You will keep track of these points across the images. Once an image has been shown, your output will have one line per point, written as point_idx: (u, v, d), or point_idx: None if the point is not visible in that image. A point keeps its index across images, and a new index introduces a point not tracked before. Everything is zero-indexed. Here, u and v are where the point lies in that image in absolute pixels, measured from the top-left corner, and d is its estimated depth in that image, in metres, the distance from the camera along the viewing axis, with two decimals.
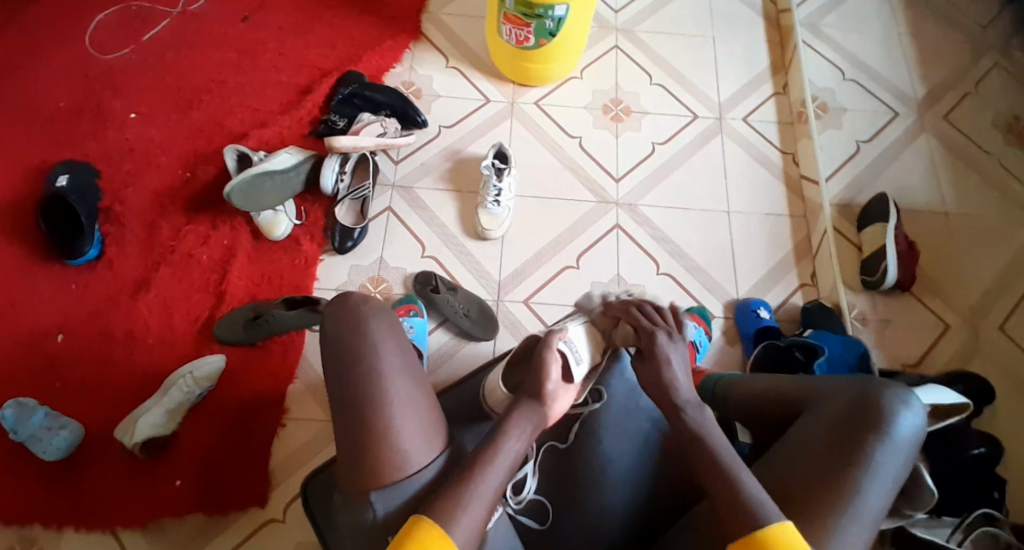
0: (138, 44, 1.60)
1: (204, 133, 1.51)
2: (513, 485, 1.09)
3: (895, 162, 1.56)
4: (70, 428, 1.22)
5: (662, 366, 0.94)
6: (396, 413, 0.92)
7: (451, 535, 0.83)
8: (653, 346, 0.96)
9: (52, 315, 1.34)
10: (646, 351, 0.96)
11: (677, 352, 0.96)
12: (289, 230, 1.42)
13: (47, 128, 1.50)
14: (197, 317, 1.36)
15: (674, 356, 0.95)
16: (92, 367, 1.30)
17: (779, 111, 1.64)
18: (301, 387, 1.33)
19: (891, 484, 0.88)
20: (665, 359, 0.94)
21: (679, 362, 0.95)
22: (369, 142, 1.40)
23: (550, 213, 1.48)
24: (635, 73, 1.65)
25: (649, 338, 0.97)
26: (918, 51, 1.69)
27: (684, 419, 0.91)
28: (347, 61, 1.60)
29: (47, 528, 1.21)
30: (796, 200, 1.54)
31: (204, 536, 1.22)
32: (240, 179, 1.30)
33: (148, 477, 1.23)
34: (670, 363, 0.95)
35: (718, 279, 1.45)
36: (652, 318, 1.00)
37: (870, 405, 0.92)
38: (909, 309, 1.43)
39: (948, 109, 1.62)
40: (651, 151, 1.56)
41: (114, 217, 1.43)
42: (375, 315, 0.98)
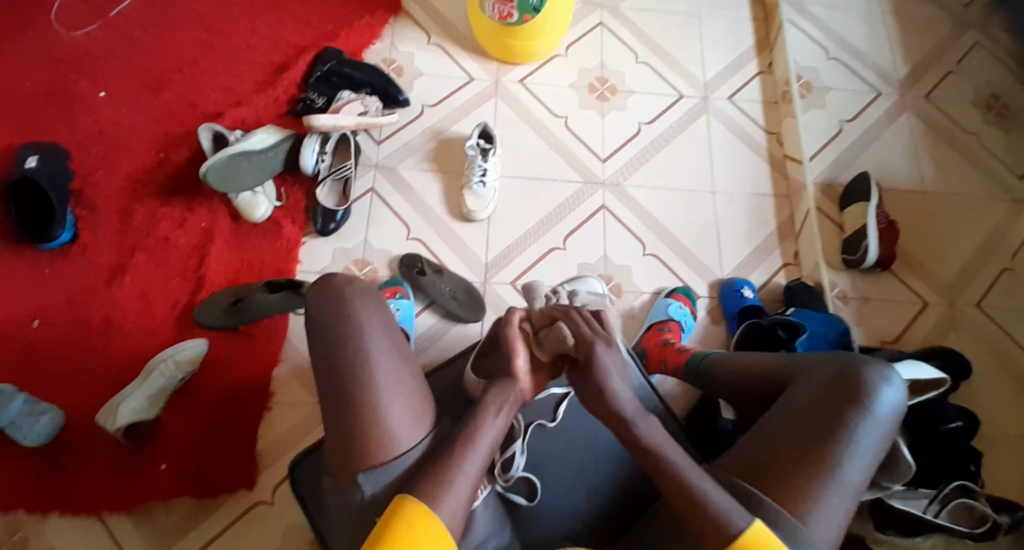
0: (106, 21, 1.55)
1: (177, 113, 1.47)
2: (502, 463, 1.07)
3: (876, 141, 1.57)
4: (50, 415, 1.19)
5: (600, 376, 0.93)
6: (384, 394, 0.91)
7: (434, 511, 0.83)
8: (592, 358, 0.94)
9: (25, 302, 1.31)
10: (584, 361, 0.95)
11: (615, 361, 0.95)
12: (268, 212, 1.39)
13: (12, 108, 1.45)
14: (175, 303, 1.33)
15: (610, 364, 0.94)
16: (69, 354, 1.28)
17: (764, 91, 1.63)
18: (286, 372, 1.32)
19: (872, 457, 0.90)
20: (604, 372, 0.93)
21: (617, 372, 0.94)
22: (349, 120, 1.38)
23: (534, 194, 1.47)
24: (620, 51, 1.64)
25: (587, 349, 0.95)
26: (900, 30, 1.70)
27: None
28: (324, 38, 1.56)
29: (31, 515, 1.19)
30: (780, 180, 1.54)
31: (192, 522, 1.21)
32: (217, 159, 1.28)
33: (133, 463, 1.22)
34: (609, 372, 0.94)
35: (703, 258, 1.46)
36: (589, 326, 0.98)
37: (851, 379, 0.93)
38: (890, 287, 1.45)
39: (930, 88, 1.63)
40: (637, 132, 1.55)
41: (87, 201, 1.39)
42: (359, 296, 0.97)
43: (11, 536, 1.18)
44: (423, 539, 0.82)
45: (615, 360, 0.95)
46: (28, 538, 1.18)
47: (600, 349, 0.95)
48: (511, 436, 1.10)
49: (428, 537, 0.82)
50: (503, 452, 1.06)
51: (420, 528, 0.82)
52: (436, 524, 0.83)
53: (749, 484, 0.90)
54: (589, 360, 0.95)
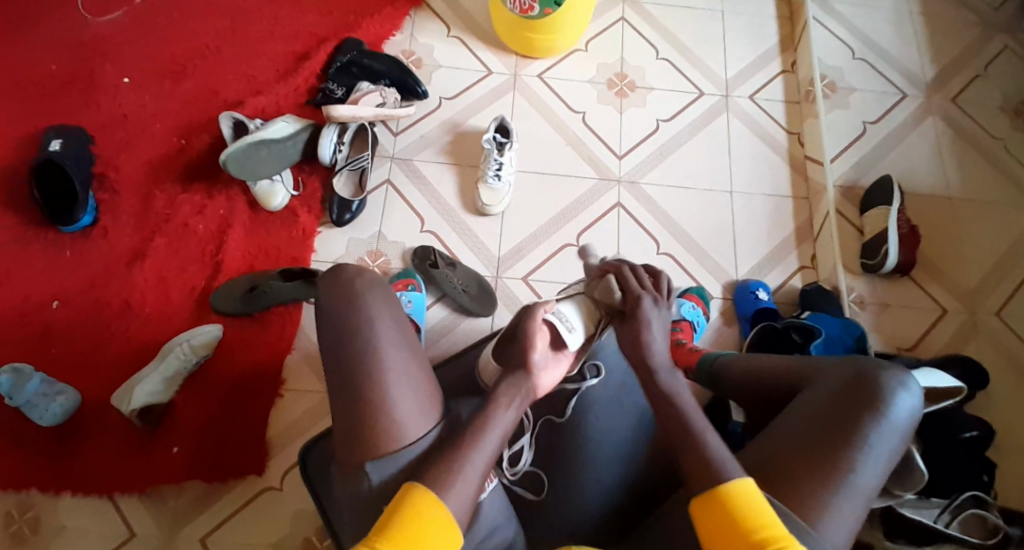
0: (131, 7, 1.57)
1: (198, 100, 1.49)
2: (509, 458, 1.11)
3: (901, 144, 1.54)
4: (66, 395, 1.22)
5: (641, 327, 0.95)
6: (391, 387, 0.92)
7: (443, 500, 0.84)
8: (635, 309, 0.96)
9: (47, 281, 1.34)
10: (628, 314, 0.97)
11: (657, 315, 0.96)
12: (285, 201, 1.41)
13: (39, 92, 1.48)
14: (193, 287, 1.35)
15: (654, 319, 0.95)
16: (88, 335, 1.30)
17: (787, 90, 1.61)
18: (299, 358, 1.34)
19: (886, 463, 0.89)
20: (646, 323, 0.95)
21: (658, 326, 0.95)
22: (368, 111, 1.38)
23: (550, 189, 1.47)
24: (641, 46, 1.62)
25: (634, 302, 0.97)
26: (928, 31, 1.66)
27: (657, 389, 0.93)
28: (345, 27, 1.56)
29: (45, 493, 1.22)
30: (800, 181, 1.53)
31: (202, 504, 1.23)
32: (237, 147, 1.30)
33: (146, 445, 1.24)
34: (650, 327, 0.95)
35: (718, 259, 1.45)
36: (639, 283, 0.99)
37: (867, 384, 0.92)
38: (908, 293, 1.42)
39: (958, 91, 1.60)
40: (656, 128, 1.54)
41: (108, 185, 1.41)
42: (369, 288, 0.98)
43: (24, 513, 1.21)
44: (429, 525, 0.83)
45: (659, 316, 0.96)
46: (40, 518, 1.21)
47: (646, 303, 0.96)
48: (521, 430, 1.12)
49: (433, 523, 0.83)
50: (512, 444, 1.10)
51: (423, 513, 0.83)
52: (446, 515, 0.84)
53: (758, 485, 0.89)
54: (632, 309, 0.97)
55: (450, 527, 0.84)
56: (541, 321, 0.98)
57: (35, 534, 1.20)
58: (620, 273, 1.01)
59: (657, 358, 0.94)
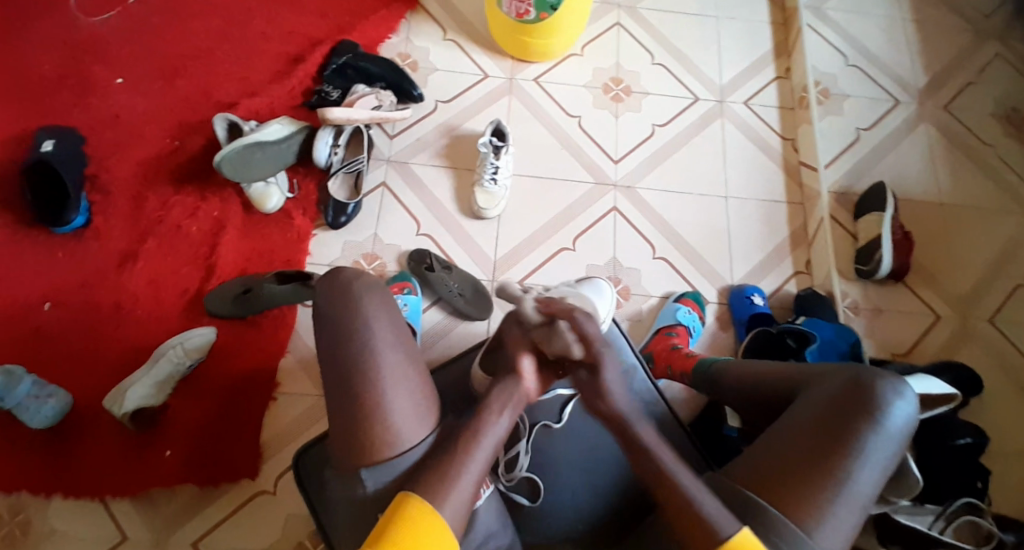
0: (125, 8, 1.56)
1: (192, 101, 1.48)
2: (505, 462, 1.08)
3: (894, 151, 1.55)
4: (58, 397, 1.20)
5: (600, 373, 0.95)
6: (388, 390, 0.91)
7: (438, 511, 0.84)
8: (597, 364, 0.94)
9: (38, 282, 1.32)
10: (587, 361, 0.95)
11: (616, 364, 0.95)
12: (280, 203, 1.40)
13: (31, 92, 1.46)
14: (185, 290, 1.34)
15: (611, 362, 0.95)
16: (79, 337, 1.29)
17: (781, 96, 1.62)
18: (293, 361, 1.32)
19: (882, 470, 0.89)
20: (605, 369, 0.95)
21: (615, 368, 0.95)
22: (363, 114, 1.39)
23: (545, 193, 1.47)
24: (636, 51, 1.63)
25: (594, 352, 0.94)
26: (920, 38, 1.67)
27: None
28: (341, 30, 1.56)
29: (36, 495, 1.20)
30: (794, 187, 1.53)
31: (194, 509, 1.22)
32: (231, 148, 1.28)
33: (138, 447, 1.23)
34: (609, 370, 0.95)
35: (713, 264, 1.45)
36: (591, 326, 0.95)
37: (864, 389, 0.92)
38: (901, 299, 1.43)
39: (950, 99, 1.61)
40: (651, 133, 1.54)
41: (100, 186, 1.40)
42: (367, 291, 0.97)
43: (15, 515, 1.19)
44: (426, 535, 0.82)
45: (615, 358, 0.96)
46: (31, 520, 1.19)
47: (603, 349, 0.95)
48: (515, 436, 1.11)
49: (431, 531, 0.82)
50: (507, 451, 1.07)
51: (421, 523, 0.83)
52: (440, 521, 0.83)
53: (755, 490, 0.89)
54: (594, 362, 0.95)
55: (447, 531, 0.83)
56: (530, 320, 0.98)
57: (26, 535, 1.18)
58: (573, 320, 0.95)
59: (618, 400, 0.94)
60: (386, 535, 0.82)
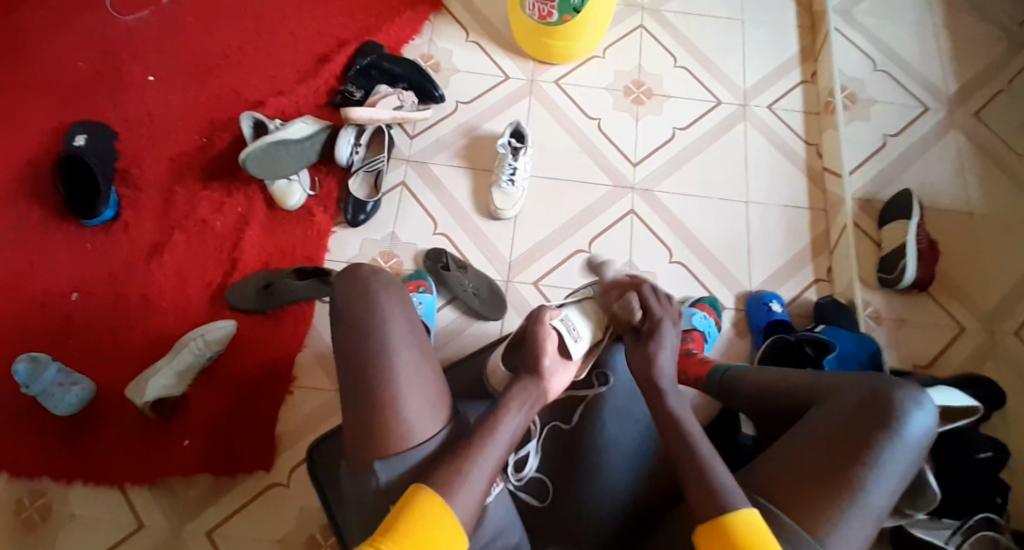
0: (158, 6, 1.60)
1: (220, 99, 1.51)
2: (515, 462, 1.10)
3: (921, 158, 1.52)
4: (81, 385, 1.24)
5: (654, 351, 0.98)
6: (402, 388, 0.91)
7: (450, 503, 0.84)
8: (654, 331, 1.00)
9: (69, 273, 1.37)
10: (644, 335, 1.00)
11: (673, 339, 1.00)
12: (302, 200, 1.42)
13: (67, 88, 1.51)
14: (209, 283, 1.37)
15: (670, 337, 1.00)
16: (106, 327, 1.33)
17: (806, 101, 1.60)
18: (310, 356, 1.35)
19: (897, 483, 0.87)
20: (661, 345, 0.99)
21: (671, 346, 0.99)
22: (385, 114, 1.40)
23: (564, 194, 1.47)
24: (659, 55, 1.62)
25: (653, 322, 1.01)
26: (952, 44, 1.64)
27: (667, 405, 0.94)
28: (366, 31, 1.58)
29: (57, 481, 1.24)
30: (817, 194, 1.51)
31: (209, 499, 1.24)
32: (257, 146, 1.31)
33: (156, 437, 1.26)
34: (663, 349, 0.99)
35: (731, 269, 1.44)
36: (659, 304, 1.03)
37: (882, 402, 0.90)
38: (925, 310, 1.40)
39: (981, 106, 1.57)
40: (672, 137, 1.54)
41: (130, 180, 1.44)
42: (384, 288, 0.98)
43: (36, 501, 1.23)
44: (435, 528, 0.82)
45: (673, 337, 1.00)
46: (51, 506, 1.23)
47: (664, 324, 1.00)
48: (527, 436, 1.12)
49: (439, 525, 0.83)
50: (517, 450, 1.09)
51: (427, 517, 0.82)
52: (449, 516, 0.83)
53: (766, 501, 0.88)
54: (651, 330, 1.00)
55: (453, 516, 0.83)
56: (551, 326, 1.02)
57: (45, 520, 1.22)
58: (644, 294, 1.04)
59: (664, 380, 0.97)
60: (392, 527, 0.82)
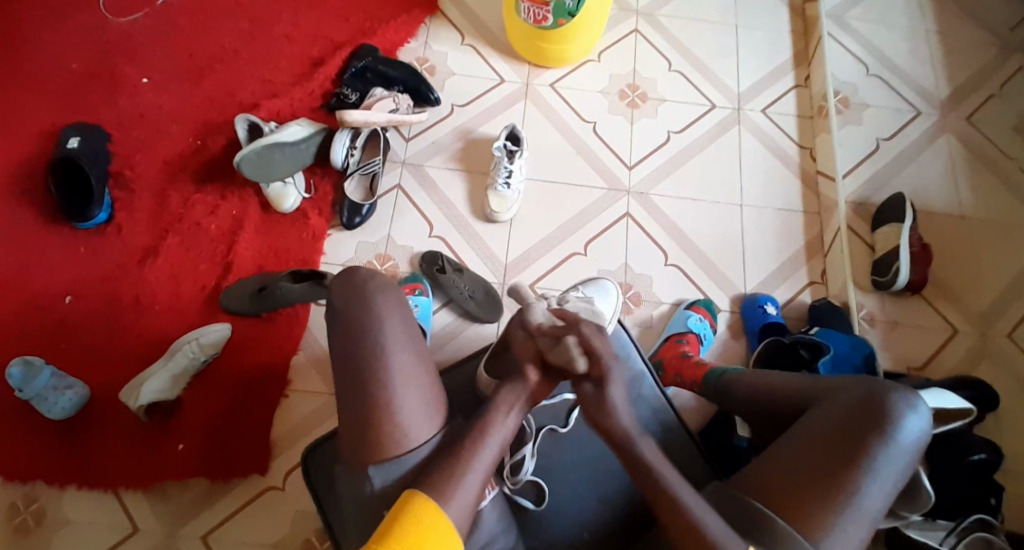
0: (153, 9, 1.59)
1: (215, 102, 1.51)
2: (511, 466, 1.07)
3: (914, 162, 1.53)
4: (75, 389, 1.23)
5: (607, 400, 0.93)
6: (397, 391, 0.91)
7: (443, 508, 0.84)
8: (606, 377, 0.94)
9: (62, 276, 1.36)
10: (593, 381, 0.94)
11: (623, 379, 0.95)
12: (297, 203, 1.42)
13: (61, 90, 1.50)
14: (203, 286, 1.36)
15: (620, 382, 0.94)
16: (99, 330, 1.32)
17: (799, 105, 1.61)
18: (305, 360, 1.34)
19: (892, 485, 0.88)
20: (613, 391, 0.94)
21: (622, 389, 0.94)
22: (380, 117, 1.40)
23: (560, 197, 1.47)
24: (653, 59, 1.63)
25: (600, 365, 0.94)
26: (943, 48, 1.65)
27: None
28: (362, 34, 1.58)
29: (51, 486, 1.23)
30: (811, 197, 1.52)
31: (204, 503, 1.24)
32: (251, 148, 1.30)
33: (151, 441, 1.25)
34: (615, 391, 0.94)
35: (727, 272, 1.44)
36: (598, 341, 0.94)
37: (878, 403, 0.91)
38: (918, 312, 1.41)
39: (972, 110, 1.59)
40: (666, 140, 1.54)
41: (124, 183, 1.43)
42: (380, 290, 0.97)
43: (29, 506, 1.22)
44: (429, 533, 0.82)
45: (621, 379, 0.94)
46: (45, 510, 1.22)
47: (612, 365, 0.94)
48: (521, 439, 1.09)
49: (433, 531, 0.83)
50: (513, 454, 1.05)
51: (414, 528, 0.82)
52: (443, 520, 0.83)
53: (762, 504, 0.88)
54: (600, 375, 0.94)
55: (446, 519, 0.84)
56: (536, 334, 0.97)
57: (39, 525, 1.21)
58: (582, 335, 0.94)
59: (623, 422, 0.93)
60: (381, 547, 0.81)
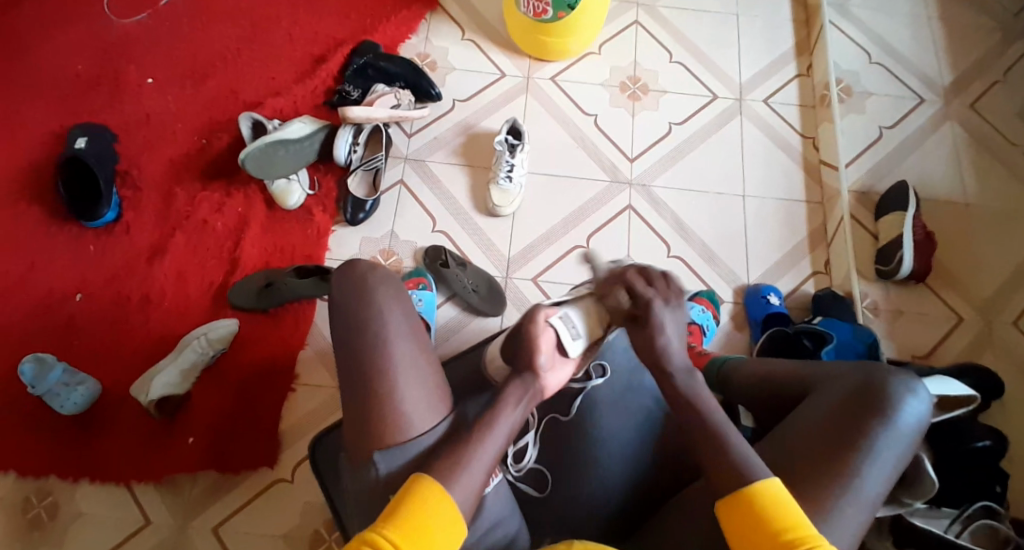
0: (155, 10, 1.61)
1: (219, 101, 1.53)
2: (514, 453, 1.10)
3: (918, 150, 1.53)
4: (87, 385, 1.25)
5: (654, 333, 0.92)
6: (400, 379, 0.92)
7: (449, 490, 0.84)
8: (647, 320, 0.92)
9: (71, 275, 1.38)
10: (638, 319, 0.94)
11: (675, 317, 0.93)
12: (302, 200, 1.43)
13: (66, 92, 1.52)
14: (211, 284, 1.38)
15: (668, 319, 0.92)
16: (108, 327, 1.34)
17: (801, 94, 1.60)
18: (312, 353, 1.36)
19: (891, 471, 0.88)
20: (659, 327, 0.92)
21: (674, 325, 0.92)
22: (382, 112, 1.41)
23: (561, 191, 1.48)
24: (655, 50, 1.63)
25: (646, 306, 0.93)
26: (946, 35, 1.65)
27: (673, 385, 0.90)
28: (363, 30, 1.59)
29: (65, 479, 1.26)
30: (814, 186, 1.52)
31: (214, 495, 1.26)
32: (255, 147, 1.33)
33: (162, 435, 1.27)
34: (664, 328, 0.92)
35: (729, 263, 1.44)
36: (650, 284, 0.94)
37: (875, 389, 0.91)
38: (922, 300, 1.41)
39: (976, 97, 1.58)
40: (668, 131, 1.54)
41: (130, 182, 1.45)
42: (381, 283, 0.98)
43: (44, 500, 1.25)
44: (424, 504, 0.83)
45: (675, 314, 0.93)
46: (58, 504, 1.25)
47: (659, 307, 0.92)
48: (525, 428, 1.13)
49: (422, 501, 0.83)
50: (515, 441, 1.10)
51: (412, 523, 0.81)
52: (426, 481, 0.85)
53: None
54: (646, 319, 0.93)
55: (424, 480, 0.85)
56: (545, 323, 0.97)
57: (54, 518, 1.24)
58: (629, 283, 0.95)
59: (675, 361, 0.91)
60: (374, 540, 0.80)
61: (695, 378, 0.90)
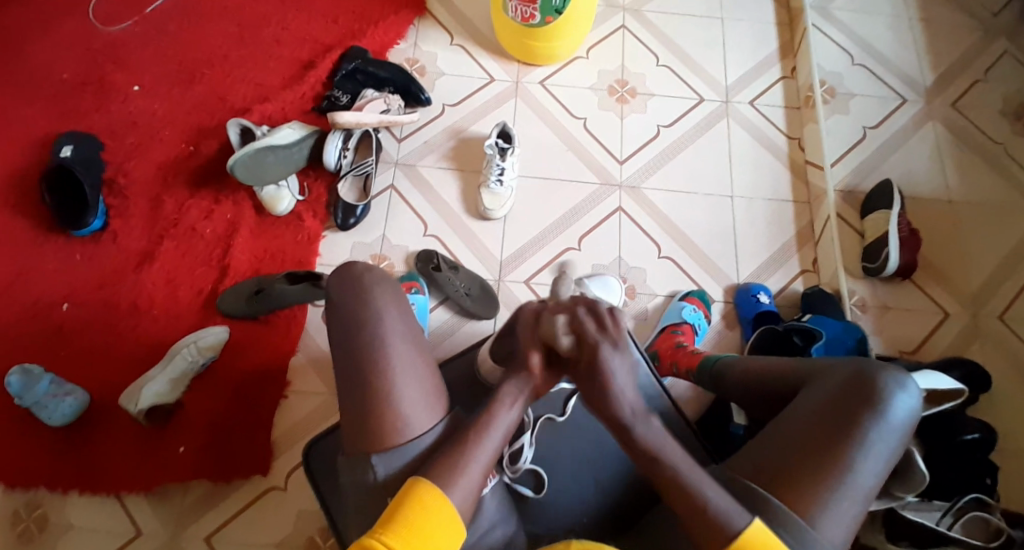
0: (142, 17, 1.60)
1: (206, 107, 1.52)
2: (508, 455, 1.07)
3: (901, 148, 1.55)
4: (75, 395, 1.23)
5: (603, 381, 0.86)
6: (397, 380, 0.91)
7: (448, 494, 0.84)
8: (594, 366, 0.86)
9: (59, 284, 1.36)
10: (588, 363, 0.87)
11: (623, 366, 0.86)
12: (291, 206, 1.43)
13: (52, 100, 1.51)
14: (200, 290, 1.37)
15: (616, 368, 0.86)
16: (97, 335, 1.32)
17: (786, 96, 1.62)
18: (303, 360, 1.35)
19: (885, 462, 0.89)
20: (608, 375, 0.86)
21: (623, 374, 0.86)
22: (371, 118, 1.41)
23: (552, 193, 1.49)
24: (642, 54, 1.64)
25: (591, 350, 0.86)
26: (927, 36, 1.68)
27: (635, 432, 0.87)
28: (351, 36, 1.59)
29: (54, 491, 1.23)
30: (800, 185, 1.54)
31: (206, 504, 1.24)
32: (244, 153, 1.30)
33: (153, 444, 1.25)
34: (614, 376, 0.86)
35: (718, 263, 1.45)
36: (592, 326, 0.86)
37: (867, 383, 0.91)
38: (909, 296, 1.43)
39: (957, 97, 1.61)
40: (656, 134, 1.56)
41: (118, 190, 1.44)
42: (377, 283, 0.98)
43: (32, 512, 1.23)
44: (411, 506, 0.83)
45: (621, 361, 0.86)
46: (48, 515, 1.23)
47: (605, 353, 0.86)
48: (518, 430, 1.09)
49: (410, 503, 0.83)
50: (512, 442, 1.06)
51: (407, 523, 0.81)
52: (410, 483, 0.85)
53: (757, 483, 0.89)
54: (593, 365, 0.86)
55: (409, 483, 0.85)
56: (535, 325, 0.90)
57: (44, 530, 1.22)
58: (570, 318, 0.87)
59: (627, 410, 0.87)
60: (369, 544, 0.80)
61: (649, 426, 0.87)
